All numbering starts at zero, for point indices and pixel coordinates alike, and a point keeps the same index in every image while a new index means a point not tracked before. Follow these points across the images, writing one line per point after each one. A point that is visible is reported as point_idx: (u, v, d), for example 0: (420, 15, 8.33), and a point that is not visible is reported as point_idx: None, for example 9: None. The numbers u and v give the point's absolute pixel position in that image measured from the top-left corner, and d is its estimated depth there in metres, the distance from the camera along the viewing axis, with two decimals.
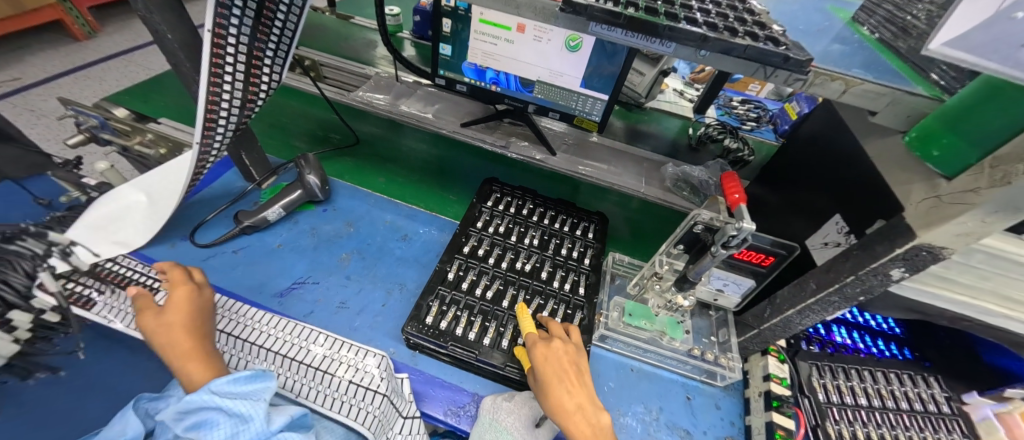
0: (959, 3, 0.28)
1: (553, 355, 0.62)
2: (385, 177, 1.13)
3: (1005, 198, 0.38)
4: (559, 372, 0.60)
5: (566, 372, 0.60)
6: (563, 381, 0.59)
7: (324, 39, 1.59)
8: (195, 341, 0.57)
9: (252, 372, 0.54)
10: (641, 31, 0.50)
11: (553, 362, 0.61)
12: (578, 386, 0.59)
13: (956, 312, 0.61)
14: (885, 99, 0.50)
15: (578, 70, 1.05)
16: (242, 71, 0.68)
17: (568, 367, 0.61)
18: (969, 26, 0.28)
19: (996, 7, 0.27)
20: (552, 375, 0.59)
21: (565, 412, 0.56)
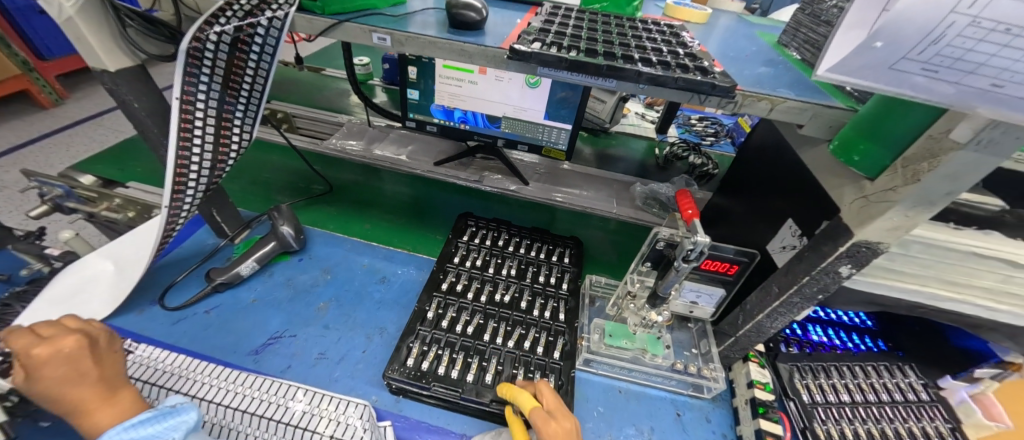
0: (834, 33, 0.32)
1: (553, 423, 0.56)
2: (371, 223, 1.13)
3: (918, 195, 0.42)
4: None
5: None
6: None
7: (295, 92, 1.63)
8: (86, 390, 0.48)
9: (154, 413, 0.47)
10: (584, 71, 0.55)
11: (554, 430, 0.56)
12: None
13: (910, 300, 0.64)
14: (808, 113, 0.56)
15: (541, 104, 1.10)
16: (211, 133, 0.69)
17: None
18: (845, 53, 0.32)
19: (862, 36, 0.31)
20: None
21: None
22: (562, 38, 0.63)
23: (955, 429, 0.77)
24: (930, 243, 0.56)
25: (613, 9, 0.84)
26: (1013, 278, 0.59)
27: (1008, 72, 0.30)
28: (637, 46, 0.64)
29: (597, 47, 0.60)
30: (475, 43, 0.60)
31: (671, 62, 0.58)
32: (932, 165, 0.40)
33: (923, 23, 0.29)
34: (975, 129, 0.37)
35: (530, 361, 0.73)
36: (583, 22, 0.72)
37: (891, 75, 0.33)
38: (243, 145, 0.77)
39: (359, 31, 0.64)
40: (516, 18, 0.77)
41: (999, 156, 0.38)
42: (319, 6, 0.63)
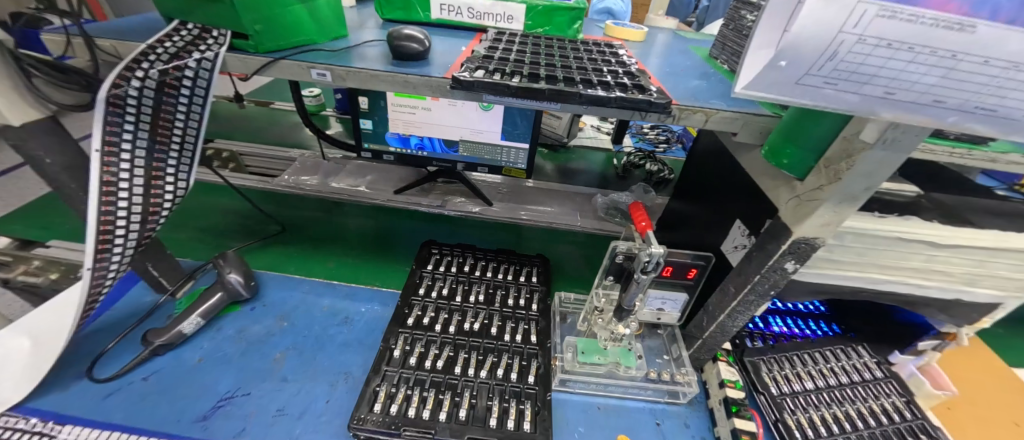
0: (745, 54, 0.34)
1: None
2: (335, 261, 1.08)
3: (841, 192, 0.47)
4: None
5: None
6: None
7: (241, 128, 1.55)
8: None
9: None
10: (528, 96, 0.56)
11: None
12: None
13: (853, 286, 0.69)
14: (739, 122, 0.60)
15: (497, 126, 1.11)
16: (141, 184, 0.64)
17: None
18: (757, 71, 0.34)
19: (769, 55, 0.33)
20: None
21: None
22: (507, 64, 0.64)
23: (909, 402, 0.82)
24: (862, 233, 0.60)
25: (556, 32, 0.87)
26: (936, 256, 0.64)
27: (896, 82, 0.34)
28: (580, 68, 0.66)
29: (540, 71, 0.62)
30: (418, 74, 0.60)
31: (611, 82, 0.61)
32: (849, 164, 0.45)
33: (819, 41, 0.32)
34: (880, 130, 0.42)
35: (505, 390, 0.71)
36: (527, 47, 0.74)
37: (796, 89, 0.36)
38: (178, 197, 0.71)
39: (297, 68, 0.62)
40: (461, 46, 0.78)
41: (903, 152, 0.43)
42: (251, 45, 0.61)
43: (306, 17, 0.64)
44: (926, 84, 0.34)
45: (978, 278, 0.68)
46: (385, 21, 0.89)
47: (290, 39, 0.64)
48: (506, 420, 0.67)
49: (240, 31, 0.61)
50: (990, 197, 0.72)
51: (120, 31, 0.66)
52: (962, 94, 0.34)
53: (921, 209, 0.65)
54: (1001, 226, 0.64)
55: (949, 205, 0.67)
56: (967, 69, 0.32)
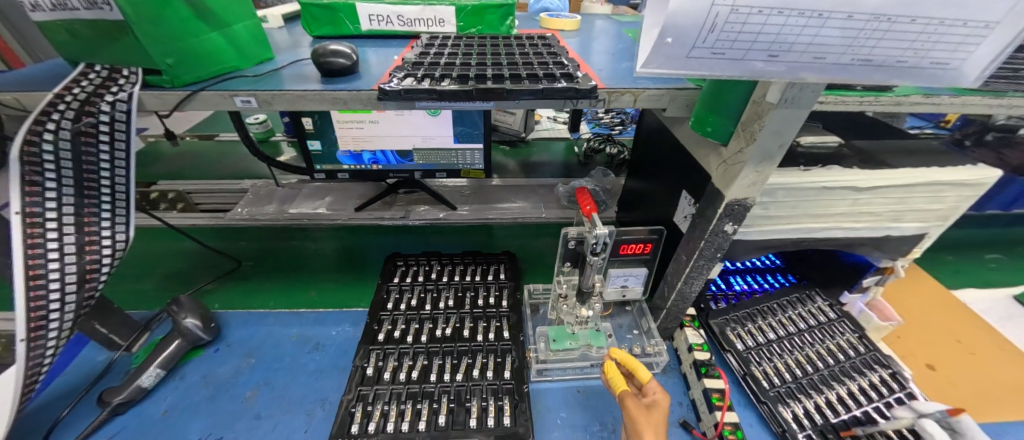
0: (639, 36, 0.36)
1: (661, 410, 0.61)
2: (316, 289, 1.05)
3: (758, 152, 0.52)
4: (649, 422, 0.60)
5: (659, 419, 0.61)
6: (653, 428, 0.60)
7: (188, 166, 1.46)
8: None
9: None
10: (460, 99, 0.58)
11: (653, 415, 0.61)
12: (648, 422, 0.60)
13: (793, 237, 0.73)
14: (665, 98, 0.62)
15: (447, 130, 1.09)
16: (73, 242, 0.61)
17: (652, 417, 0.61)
18: (647, 50, 0.37)
19: (656, 35, 0.36)
20: (644, 420, 0.60)
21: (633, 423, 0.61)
22: (436, 68, 0.64)
23: (861, 337, 0.88)
24: (790, 187, 0.64)
25: (488, 31, 0.87)
26: (861, 200, 0.69)
27: (777, 44, 0.37)
28: (511, 63, 0.67)
29: (470, 71, 0.62)
30: (346, 89, 0.60)
31: (540, 74, 0.62)
32: (761, 125, 0.49)
33: (695, 18, 0.35)
34: (780, 92, 0.46)
35: (482, 388, 0.72)
36: (459, 48, 0.74)
37: (689, 63, 0.39)
38: (119, 254, 0.66)
39: (219, 98, 0.60)
40: (392, 55, 0.77)
41: (804, 107, 0.48)
42: (167, 79, 0.59)
43: (225, 44, 0.63)
44: (802, 43, 0.38)
45: (901, 214, 0.73)
46: (315, 38, 0.86)
47: (207, 69, 0.62)
48: (485, 418, 0.68)
49: (151, 66, 0.58)
50: (907, 140, 0.78)
51: (27, 83, 0.61)
52: (837, 50, 0.38)
53: (842, 158, 0.69)
54: (912, 164, 0.69)
55: (867, 150, 0.73)
56: (835, 25, 0.36)
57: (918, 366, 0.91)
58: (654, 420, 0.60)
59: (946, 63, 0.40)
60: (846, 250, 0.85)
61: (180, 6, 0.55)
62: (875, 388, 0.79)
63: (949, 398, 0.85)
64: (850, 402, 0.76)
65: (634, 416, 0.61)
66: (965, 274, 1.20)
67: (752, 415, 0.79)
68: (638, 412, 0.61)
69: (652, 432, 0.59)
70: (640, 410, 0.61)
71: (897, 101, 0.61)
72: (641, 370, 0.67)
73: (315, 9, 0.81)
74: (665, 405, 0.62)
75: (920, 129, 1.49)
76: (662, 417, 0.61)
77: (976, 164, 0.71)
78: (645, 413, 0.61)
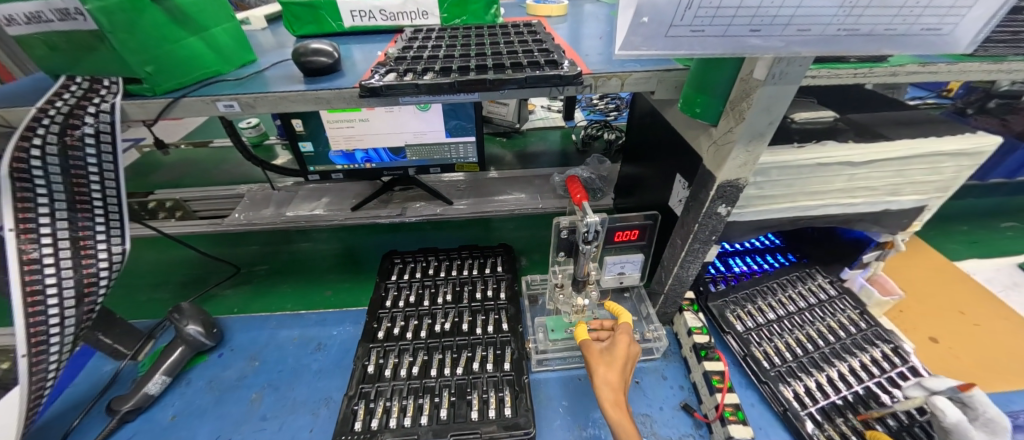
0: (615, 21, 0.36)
1: (620, 350, 0.63)
2: (332, 288, 1.06)
3: (748, 132, 0.51)
4: (604, 360, 0.62)
5: (615, 358, 0.62)
6: (608, 366, 0.62)
7: (185, 174, 1.46)
8: None
9: None
10: (442, 92, 0.57)
11: (610, 355, 0.63)
12: (608, 362, 0.62)
13: (789, 216, 0.73)
14: (654, 80, 0.61)
15: (439, 124, 1.08)
16: (68, 256, 0.61)
17: (615, 356, 0.63)
18: (622, 34, 0.37)
19: (629, 18, 0.36)
20: (598, 359, 0.63)
21: (595, 359, 0.63)
22: (420, 62, 0.63)
23: (863, 313, 0.88)
24: (784, 166, 0.63)
25: (473, 21, 0.85)
26: (857, 175, 0.68)
27: (758, 18, 0.37)
28: (496, 53, 0.66)
29: (454, 63, 0.61)
30: (328, 88, 0.59)
31: (524, 62, 0.61)
32: (750, 103, 0.49)
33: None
34: (767, 68, 0.45)
35: (483, 381, 0.73)
36: (444, 41, 0.73)
37: (669, 42, 0.38)
38: (116, 266, 0.67)
39: (200, 103, 0.59)
40: (376, 51, 0.76)
41: (792, 83, 0.47)
42: (148, 88, 0.58)
43: (205, 49, 0.62)
44: (785, 16, 0.37)
45: (900, 187, 0.72)
46: (298, 38, 0.85)
47: (190, 74, 0.61)
48: (486, 410, 0.68)
49: (131, 74, 0.57)
50: (906, 112, 0.77)
51: (8, 99, 0.61)
52: (820, 21, 0.37)
53: (838, 132, 0.68)
54: (909, 136, 0.68)
55: (863, 124, 0.72)
56: None
57: (921, 339, 0.90)
58: (610, 359, 0.62)
59: (939, 28, 0.39)
60: (848, 226, 0.84)
61: (156, 11, 0.54)
62: (877, 363, 0.79)
63: (952, 369, 0.84)
64: (852, 378, 0.77)
65: (591, 358, 0.63)
66: (969, 244, 1.18)
67: (754, 395, 0.79)
68: (596, 354, 0.64)
69: (603, 367, 0.62)
70: (597, 352, 0.64)
71: (893, 72, 0.60)
72: (623, 314, 0.70)
73: (297, 9, 0.80)
74: (624, 344, 0.64)
75: (922, 100, 1.46)
76: (620, 356, 0.63)
77: (975, 133, 0.69)
78: (601, 354, 0.64)
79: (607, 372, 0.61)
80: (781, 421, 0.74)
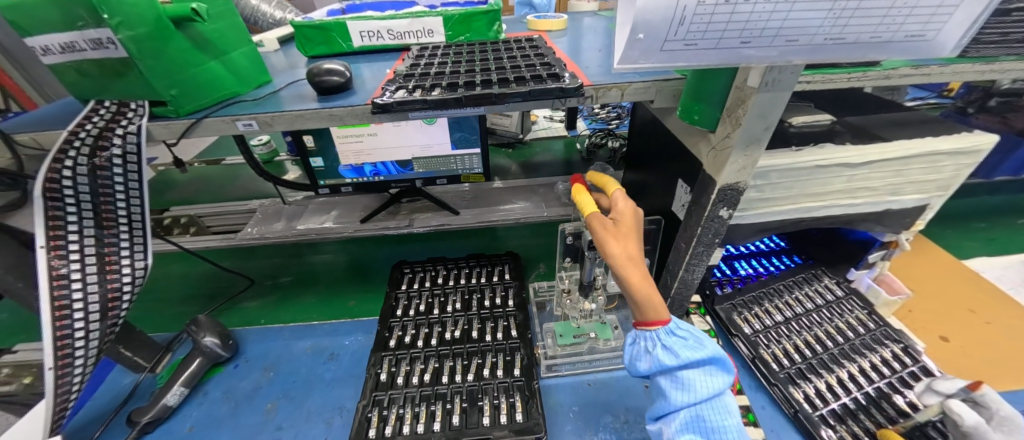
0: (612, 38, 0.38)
1: (627, 218, 0.57)
2: (356, 298, 1.08)
3: (745, 138, 0.53)
4: (618, 231, 0.56)
5: (624, 229, 0.56)
6: (622, 238, 0.55)
7: (199, 191, 1.50)
8: None
9: None
10: (450, 106, 0.59)
11: (621, 226, 0.56)
12: (622, 237, 0.56)
13: (792, 217, 0.74)
14: (652, 90, 0.64)
15: (445, 137, 1.11)
16: (95, 272, 0.63)
17: (623, 226, 0.57)
18: (619, 49, 0.39)
19: (625, 35, 0.38)
20: (609, 233, 0.56)
21: (609, 235, 0.56)
22: (427, 79, 0.66)
23: (870, 313, 0.88)
24: (783, 169, 0.64)
25: (477, 38, 0.89)
26: (856, 176, 0.69)
27: (748, 30, 0.39)
28: (500, 68, 0.69)
29: (461, 78, 0.64)
30: (341, 105, 0.62)
31: (527, 76, 0.64)
32: (745, 109, 0.51)
33: (664, 13, 0.37)
34: (760, 76, 0.47)
35: (493, 387, 0.74)
36: (449, 57, 0.76)
37: (664, 56, 0.40)
38: (138, 281, 0.69)
39: (222, 123, 0.62)
40: (384, 68, 0.79)
41: (785, 90, 0.49)
42: (171, 110, 0.61)
43: (224, 72, 0.65)
44: (773, 28, 0.39)
45: (899, 186, 0.74)
46: (310, 58, 0.89)
47: (210, 96, 0.64)
48: (498, 416, 0.69)
49: (156, 98, 0.60)
50: (902, 113, 0.78)
51: (41, 123, 0.64)
52: (808, 31, 0.39)
53: (835, 135, 0.70)
54: (906, 136, 0.70)
55: (859, 126, 0.73)
56: (803, 5, 0.37)
57: (931, 339, 0.90)
58: (623, 231, 0.56)
59: (921, 35, 0.41)
60: (851, 227, 0.84)
61: (181, 38, 0.57)
62: (886, 363, 0.79)
63: (963, 369, 0.84)
64: (862, 378, 0.77)
65: (600, 234, 0.56)
66: (978, 243, 1.18)
67: (764, 398, 0.79)
68: (604, 228, 0.56)
69: (619, 238, 0.55)
70: (607, 226, 0.56)
71: (885, 75, 0.61)
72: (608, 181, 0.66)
73: (307, 30, 0.83)
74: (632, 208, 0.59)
75: (921, 101, 1.47)
76: (630, 224, 0.57)
77: (971, 132, 0.71)
78: (611, 226, 0.57)
79: (625, 245, 0.55)
80: (793, 423, 0.75)
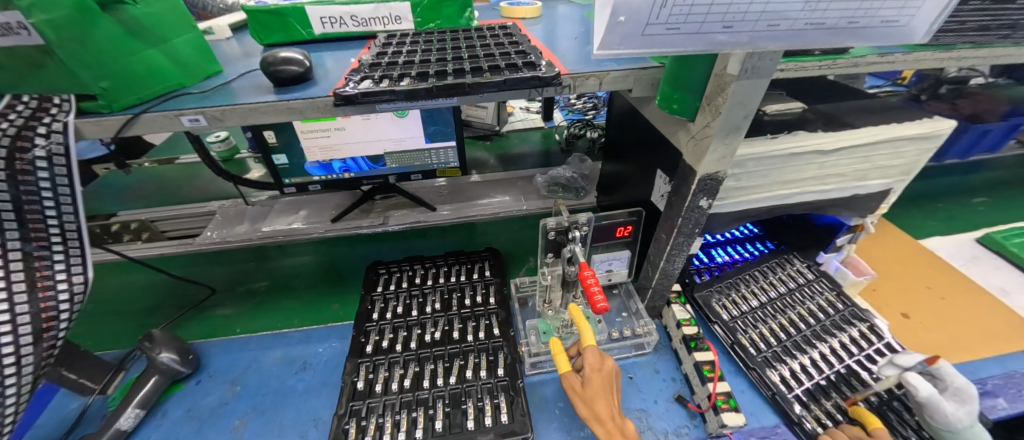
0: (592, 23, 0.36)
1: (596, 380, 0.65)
2: (340, 301, 1.03)
3: (725, 127, 0.52)
4: (585, 395, 0.64)
5: (594, 390, 0.64)
6: (594, 397, 0.63)
7: (152, 193, 1.40)
8: None
9: None
10: (420, 97, 0.56)
11: (590, 388, 0.64)
12: (595, 401, 0.63)
13: (767, 205, 0.75)
14: (630, 79, 0.62)
15: (417, 130, 1.07)
16: (24, 290, 0.56)
17: (591, 390, 0.64)
18: (598, 34, 0.37)
19: (605, 18, 0.36)
20: (580, 394, 0.64)
21: (579, 393, 0.65)
22: (395, 68, 0.62)
23: (839, 294, 0.91)
24: (759, 157, 0.64)
25: (448, 25, 0.84)
26: (828, 163, 0.70)
27: (730, 15, 0.37)
28: (473, 56, 0.66)
29: (431, 68, 0.60)
30: (301, 97, 0.57)
31: (502, 65, 0.61)
32: (725, 97, 0.50)
33: None
34: (740, 62, 0.46)
35: (476, 388, 0.72)
36: (419, 45, 0.72)
37: (645, 41, 0.39)
38: (77, 297, 0.63)
39: (164, 118, 0.56)
40: (349, 57, 0.74)
41: (764, 76, 0.48)
42: (102, 104, 0.54)
43: (167, 62, 0.59)
44: (755, 12, 0.38)
45: (866, 172, 0.75)
46: (266, 47, 0.82)
47: (151, 89, 0.57)
48: (483, 418, 0.67)
49: (82, 91, 0.53)
50: (869, 100, 0.80)
51: None
52: (789, 16, 0.38)
53: (806, 122, 0.70)
54: (873, 123, 0.71)
55: (830, 113, 0.74)
56: None
57: (894, 316, 0.95)
58: (590, 393, 0.63)
59: (896, 20, 0.41)
60: (822, 212, 0.86)
61: (109, 22, 0.52)
62: (855, 342, 0.82)
63: (923, 344, 0.89)
64: (833, 358, 0.79)
65: (572, 391, 0.65)
66: (932, 222, 1.24)
67: (743, 382, 0.81)
68: (575, 387, 0.65)
69: (586, 395, 0.64)
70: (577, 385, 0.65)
71: (854, 63, 0.62)
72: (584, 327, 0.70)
73: (262, 16, 0.77)
74: (600, 363, 0.66)
75: (880, 88, 1.53)
76: (597, 384, 0.64)
77: (931, 118, 0.73)
78: (580, 387, 0.65)
79: (591, 403, 0.63)
80: (771, 405, 0.76)
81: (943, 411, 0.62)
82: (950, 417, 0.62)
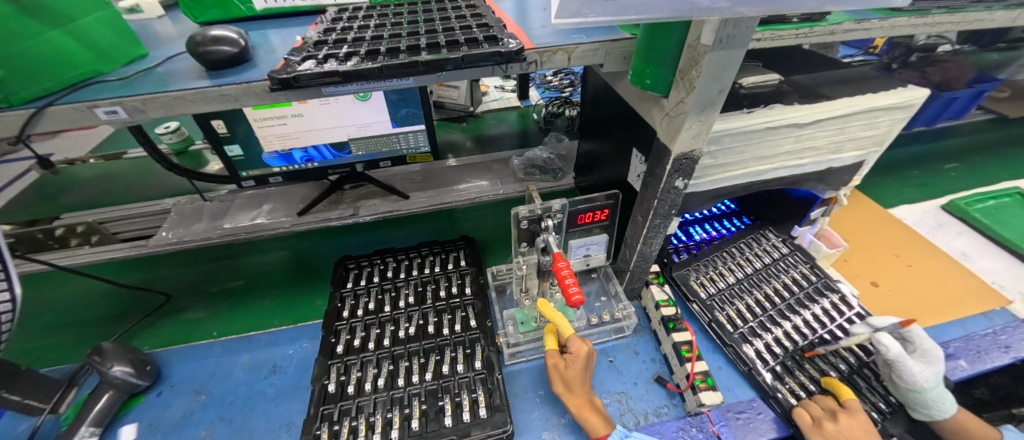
0: None
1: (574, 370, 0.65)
2: (323, 297, 0.98)
3: (699, 103, 0.50)
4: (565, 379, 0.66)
5: (574, 376, 0.65)
6: (572, 382, 0.65)
7: (97, 193, 1.29)
8: None
9: None
10: (370, 78, 0.51)
11: (569, 374, 0.65)
12: (574, 387, 0.65)
13: (743, 182, 0.73)
14: (601, 52, 0.58)
15: (382, 115, 1.00)
16: None
17: (571, 377, 0.65)
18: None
19: None
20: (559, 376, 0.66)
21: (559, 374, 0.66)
22: (343, 47, 0.56)
23: (813, 267, 0.92)
24: (735, 132, 0.62)
25: None
26: (804, 137, 0.69)
27: None
28: (431, 31, 0.60)
29: (384, 45, 0.55)
30: (234, 83, 0.52)
31: (463, 40, 0.56)
32: (699, 70, 0.47)
33: None
34: (714, 32, 0.43)
35: (454, 384, 0.69)
36: (373, 20, 0.65)
37: (613, 7, 0.35)
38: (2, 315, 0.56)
39: (74, 112, 0.49)
40: (296, 35, 0.67)
41: (739, 47, 0.45)
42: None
43: (74, 45, 0.52)
44: None
45: (841, 144, 0.74)
46: (202, 25, 0.74)
47: (58, 77, 0.50)
48: (461, 414, 0.65)
49: None
50: (845, 69, 0.78)
51: None
52: None
53: (783, 95, 0.68)
54: (849, 94, 0.69)
55: (807, 85, 0.72)
56: None
57: (864, 285, 0.96)
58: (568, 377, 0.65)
59: None
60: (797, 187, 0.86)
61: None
62: (828, 313, 0.83)
63: (892, 311, 0.91)
64: (807, 330, 0.80)
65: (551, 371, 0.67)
66: (901, 190, 1.26)
67: (721, 359, 0.81)
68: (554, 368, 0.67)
69: (565, 379, 0.66)
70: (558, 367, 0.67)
71: (831, 31, 0.59)
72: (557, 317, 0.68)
73: None
74: (583, 353, 0.66)
75: (852, 57, 1.53)
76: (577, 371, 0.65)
77: (904, 87, 0.72)
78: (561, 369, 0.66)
79: (569, 387, 0.65)
80: (747, 380, 0.76)
81: (910, 370, 0.64)
82: (916, 376, 0.64)
